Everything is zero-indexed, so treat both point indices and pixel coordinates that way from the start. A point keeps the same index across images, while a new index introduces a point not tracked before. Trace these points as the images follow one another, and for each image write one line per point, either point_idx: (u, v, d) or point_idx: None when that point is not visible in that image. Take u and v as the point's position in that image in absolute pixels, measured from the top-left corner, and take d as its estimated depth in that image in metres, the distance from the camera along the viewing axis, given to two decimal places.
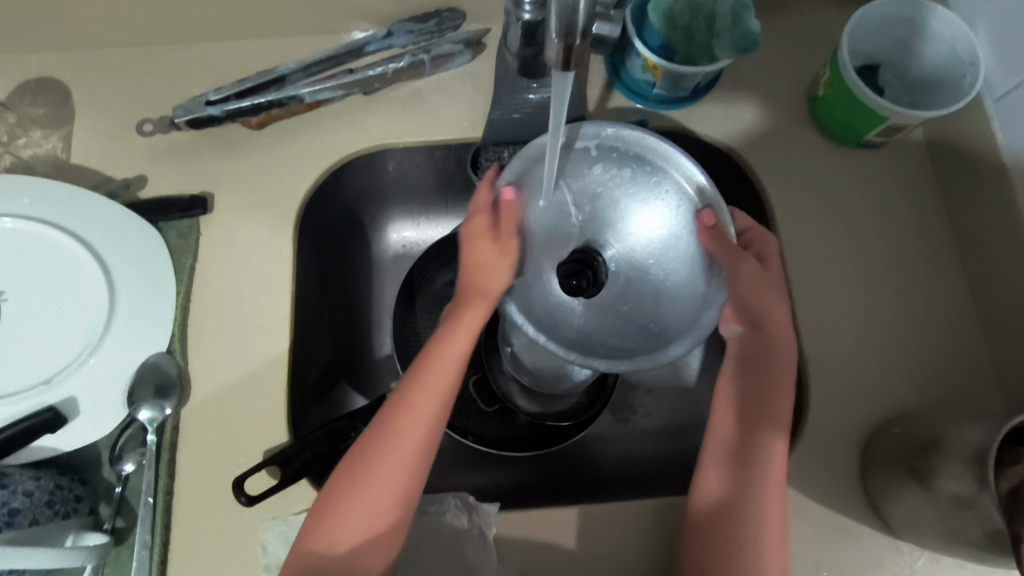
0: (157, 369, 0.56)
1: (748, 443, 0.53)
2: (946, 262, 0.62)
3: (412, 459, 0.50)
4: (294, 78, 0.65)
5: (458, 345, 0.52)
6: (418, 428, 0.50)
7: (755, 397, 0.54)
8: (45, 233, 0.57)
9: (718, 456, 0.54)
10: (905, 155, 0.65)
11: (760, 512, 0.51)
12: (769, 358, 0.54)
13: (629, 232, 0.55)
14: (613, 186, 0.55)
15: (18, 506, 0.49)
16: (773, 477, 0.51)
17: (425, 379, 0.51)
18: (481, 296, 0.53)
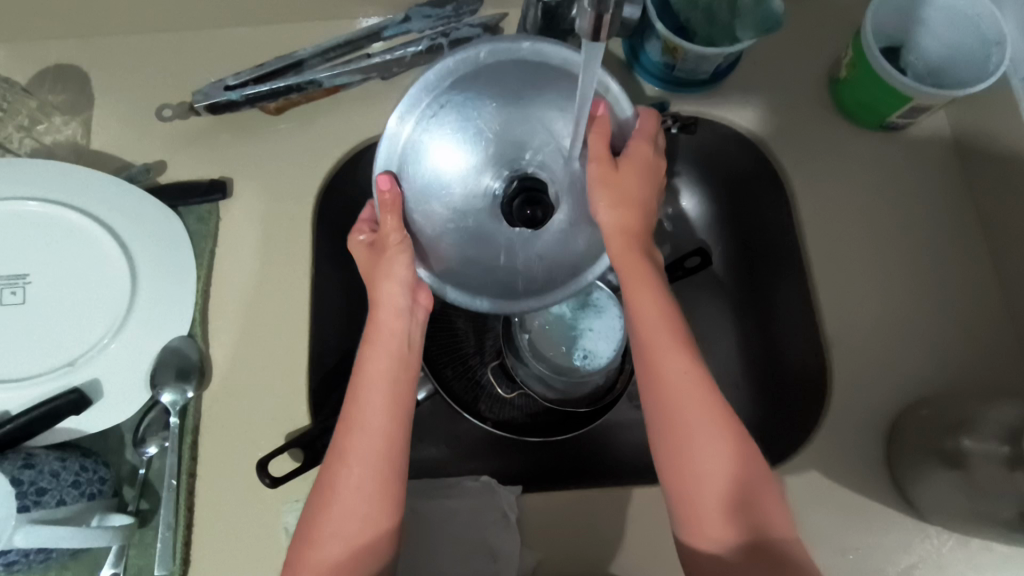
0: (179, 353, 0.56)
1: (702, 438, 0.45)
2: (971, 244, 0.61)
3: (384, 429, 0.48)
4: (312, 63, 0.65)
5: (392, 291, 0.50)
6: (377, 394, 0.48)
7: (680, 381, 0.46)
8: (67, 216, 0.57)
9: (690, 479, 0.45)
10: (928, 136, 0.64)
11: (722, 469, 0.45)
12: (649, 276, 0.49)
13: (481, 159, 0.51)
14: (467, 125, 0.50)
15: (46, 485, 0.48)
16: (711, 421, 0.45)
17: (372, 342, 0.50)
18: (394, 274, 0.49)
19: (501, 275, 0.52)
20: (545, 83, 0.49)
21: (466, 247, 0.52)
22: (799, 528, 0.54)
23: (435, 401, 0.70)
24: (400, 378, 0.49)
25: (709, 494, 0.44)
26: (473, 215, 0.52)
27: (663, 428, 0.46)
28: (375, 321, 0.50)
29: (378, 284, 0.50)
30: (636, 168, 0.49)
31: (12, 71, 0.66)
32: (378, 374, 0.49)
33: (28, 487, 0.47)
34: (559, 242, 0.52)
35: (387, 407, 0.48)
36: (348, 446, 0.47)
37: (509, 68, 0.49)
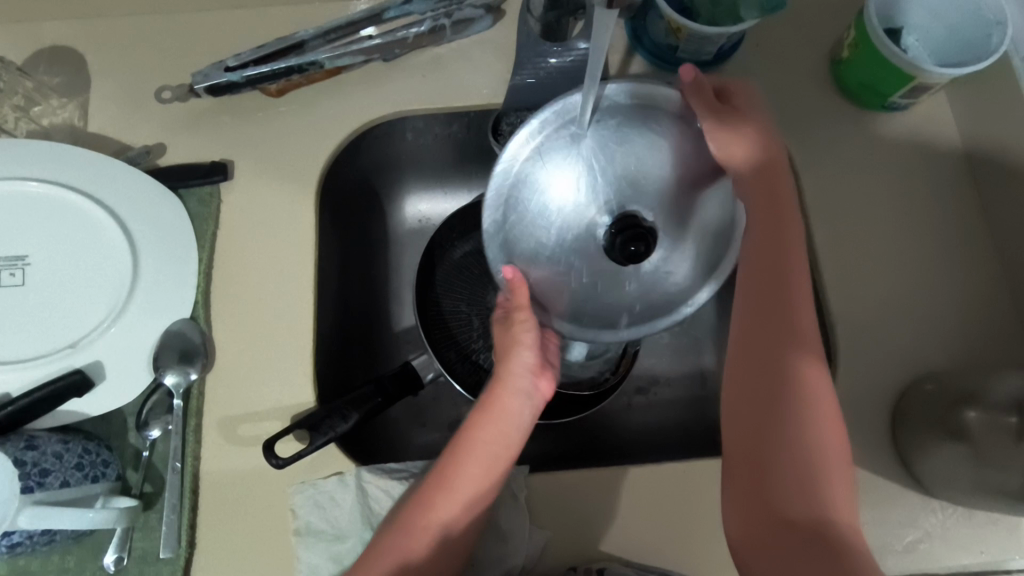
0: (182, 336, 0.56)
1: (781, 446, 0.47)
2: (972, 222, 0.62)
3: (473, 492, 0.49)
4: (313, 44, 0.63)
5: (523, 362, 0.51)
6: (479, 456, 0.50)
7: (786, 388, 0.48)
8: (67, 197, 0.56)
9: (786, 440, 0.47)
10: (930, 116, 0.65)
11: (823, 441, 0.47)
12: (783, 230, 0.52)
13: (587, 192, 0.50)
14: (562, 176, 0.50)
15: (49, 466, 0.48)
16: (828, 402, 0.47)
17: (492, 404, 0.51)
18: (523, 345, 0.51)
19: (608, 300, 0.49)
20: (648, 119, 0.51)
21: (571, 291, 0.49)
22: None
23: (439, 385, 0.69)
24: (502, 445, 0.51)
25: (762, 488, 0.46)
26: (585, 261, 0.50)
27: (761, 384, 0.49)
28: (498, 395, 0.52)
29: (512, 354, 0.51)
30: (744, 133, 0.52)
31: (7, 52, 0.65)
32: (484, 439, 0.50)
33: (31, 468, 0.47)
34: (693, 264, 0.49)
35: (480, 474, 0.50)
36: (451, 482, 0.49)
37: (608, 113, 0.50)
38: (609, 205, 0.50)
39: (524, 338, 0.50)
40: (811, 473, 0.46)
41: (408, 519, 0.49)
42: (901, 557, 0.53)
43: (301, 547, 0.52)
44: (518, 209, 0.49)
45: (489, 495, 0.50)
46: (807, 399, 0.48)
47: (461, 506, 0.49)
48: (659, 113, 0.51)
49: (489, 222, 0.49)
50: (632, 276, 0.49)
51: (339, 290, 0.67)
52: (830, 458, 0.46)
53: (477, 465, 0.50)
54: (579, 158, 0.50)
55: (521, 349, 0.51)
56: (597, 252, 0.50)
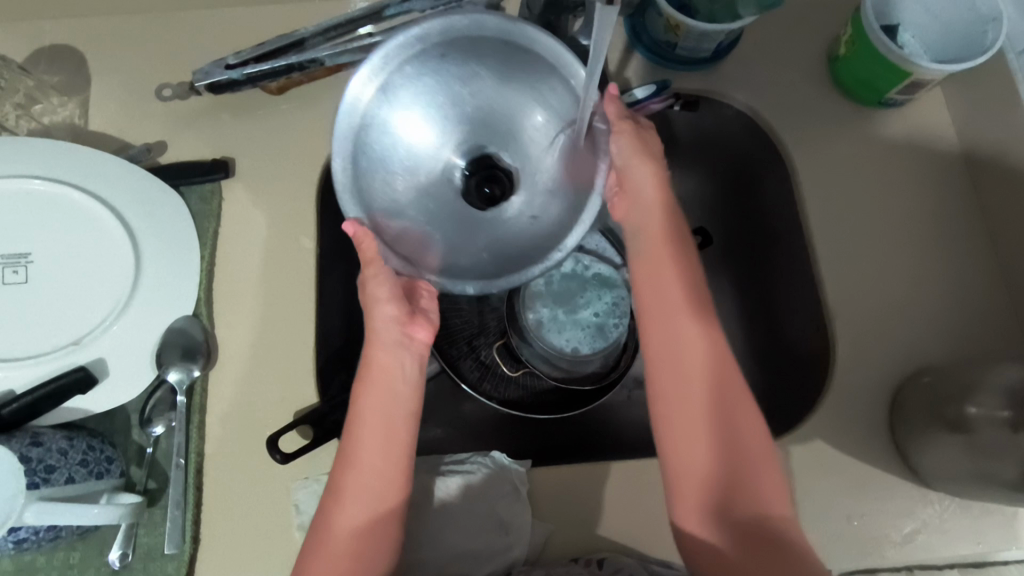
0: (185, 333, 0.56)
1: (700, 444, 0.48)
2: (968, 216, 0.62)
3: (374, 480, 0.49)
4: (313, 42, 0.63)
5: (382, 339, 0.51)
6: (358, 443, 0.49)
7: (708, 400, 0.48)
8: (69, 195, 0.56)
9: (719, 454, 0.47)
10: (926, 112, 0.65)
11: (750, 443, 0.48)
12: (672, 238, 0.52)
13: (441, 138, 0.54)
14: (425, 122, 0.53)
15: (54, 462, 0.48)
16: (742, 403, 0.49)
17: (360, 390, 0.50)
18: (378, 303, 0.51)
19: (457, 260, 0.52)
20: (490, 46, 0.50)
21: (433, 242, 0.53)
22: (803, 497, 0.55)
23: (440, 381, 0.70)
24: (386, 423, 0.50)
25: (718, 502, 0.47)
26: (439, 206, 0.54)
27: (681, 401, 0.48)
28: (370, 359, 0.51)
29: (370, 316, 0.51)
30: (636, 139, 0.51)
31: (7, 51, 0.65)
32: (376, 411, 0.50)
33: (36, 464, 0.47)
34: (525, 203, 0.53)
35: (382, 443, 0.49)
36: (351, 455, 0.49)
37: (470, 44, 0.50)
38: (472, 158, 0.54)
39: (379, 298, 0.50)
40: (751, 478, 0.47)
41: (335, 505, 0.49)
42: (899, 548, 0.54)
43: None
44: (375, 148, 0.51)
45: (399, 457, 0.50)
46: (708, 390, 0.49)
47: (378, 479, 0.49)
48: (511, 42, 0.49)
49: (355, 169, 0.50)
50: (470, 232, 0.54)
51: None
52: (749, 448, 0.48)
53: (371, 430, 0.50)
54: (426, 105, 0.52)
55: (382, 305, 0.50)
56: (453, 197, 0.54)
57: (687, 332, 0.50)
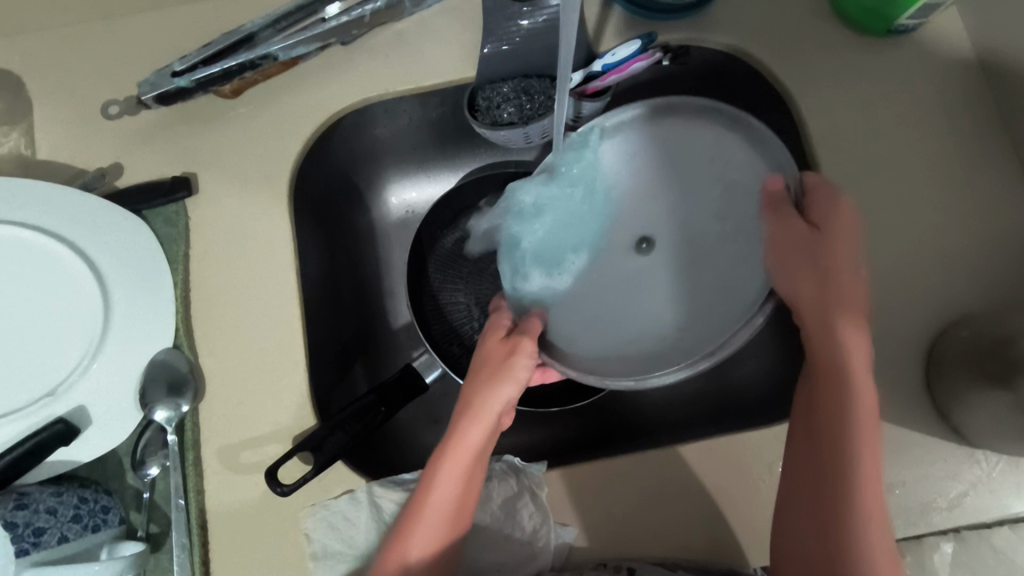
0: (167, 366, 0.53)
1: (820, 519, 0.44)
2: (996, 146, 0.57)
3: (440, 534, 0.46)
4: (264, 35, 0.57)
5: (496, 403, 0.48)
6: (444, 496, 0.46)
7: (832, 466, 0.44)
8: (22, 235, 0.52)
9: (848, 535, 0.42)
10: (938, 36, 0.59)
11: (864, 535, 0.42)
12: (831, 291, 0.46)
13: (603, 206, 0.53)
14: (647, 130, 0.52)
15: (43, 524, 0.46)
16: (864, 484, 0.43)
17: (458, 442, 0.47)
18: (502, 377, 0.47)
19: (563, 316, 0.52)
20: (709, 117, 0.50)
21: (554, 308, 0.52)
22: None
23: (447, 382, 0.66)
24: (468, 485, 0.47)
25: (828, 543, 0.43)
26: (601, 216, 0.53)
27: (807, 452, 0.45)
28: (466, 420, 0.47)
29: (480, 380, 0.48)
30: (808, 244, 0.46)
31: None
32: (455, 471, 0.47)
33: (24, 529, 0.45)
34: (671, 277, 0.52)
35: (451, 500, 0.47)
36: (416, 514, 0.46)
37: (675, 141, 0.51)
38: (656, 211, 0.52)
39: (512, 373, 0.47)
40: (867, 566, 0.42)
41: (404, 553, 0.46)
42: (946, 514, 0.51)
43: (321, 571, 0.50)
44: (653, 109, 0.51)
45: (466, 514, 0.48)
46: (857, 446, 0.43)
47: (449, 529, 0.47)
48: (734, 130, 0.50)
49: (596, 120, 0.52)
50: (589, 268, 0.53)
51: (328, 295, 0.64)
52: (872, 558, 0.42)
53: (451, 483, 0.47)
54: (603, 167, 0.52)
55: (507, 382, 0.47)
56: (616, 232, 0.53)
57: (824, 378, 0.45)
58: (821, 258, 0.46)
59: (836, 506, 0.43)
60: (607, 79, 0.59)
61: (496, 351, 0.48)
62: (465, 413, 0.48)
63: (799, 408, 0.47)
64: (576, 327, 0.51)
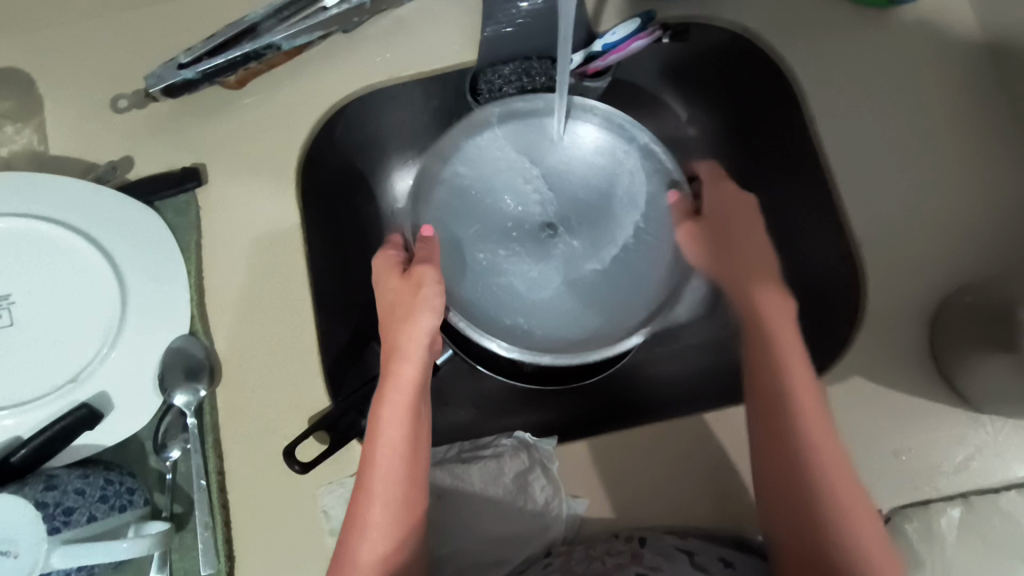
0: (184, 353, 0.54)
1: (797, 510, 0.46)
2: (997, 111, 0.57)
3: (398, 498, 0.47)
4: (267, 26, 0.57)
5: (415, 340, 0.50)
6: (389, 454, 0.48)
7: (791, 451, 0.47)
8: (38, 228, 0.54)
9: (824, 519, 0.45)
10: (938, 3, 0.59)
11: (845, 526, 0.44)
12: (756, 234, 0.55)
13: (517, 180, 0.63)
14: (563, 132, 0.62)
15: (72, 504, 0.47)
16: (832, 470, 0.45)
17: (384, 391, 0.49)
18: (421, 313, 0.51)
19: (467, 280, 0.61)
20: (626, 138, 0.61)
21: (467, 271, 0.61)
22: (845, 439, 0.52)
23: (455, 363, 0.68)
24: (412, 437, 0.48)
25: (809, 534, 0.45)
26: (512, 207, 0.63)
27: (762, 438, 0.48)
28: (393, 364, 0.50)
29: (392, 325, 0.51)
30: (742, 219, 0.55)
31: None
32: (393, 420, 0.48)
33: (54, 509, 0.46)
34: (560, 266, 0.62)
35: (402, 460, 0.48)
36: (367, 481, 0.47)
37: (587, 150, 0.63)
38: (561, 202, 0.63)
39: (427, 307, 0.51)
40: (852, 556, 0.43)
41: (363, 519, 0.47)
42: (952, 477, 0.51)
43: None
44: (466, 142, 0.61)
45: (414, 467, 0.48)
46: (809, 431, 0.47)
47: (404, 487, 0.47)
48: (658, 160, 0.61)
49: (451, 133, 0.61)
50: (503, 254, 0.62)
51: (337, 283, 0.64)
52: (859, 541, 0.44)
53: (387, 440, 0.48)
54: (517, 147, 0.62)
55: (425, 314, 0.51)
56: (526, 221, 0.63)
57: (766, 364, 0.49)
58: (736, 244, 0.55)
59: (806, 498, 0.46)
60: (608, 58, 0.60)
61: (401, 292, 0.52)
62: (390, 354, 0.51)
63: (755, 401, 0.49)
64: (476, 295, 0.61)
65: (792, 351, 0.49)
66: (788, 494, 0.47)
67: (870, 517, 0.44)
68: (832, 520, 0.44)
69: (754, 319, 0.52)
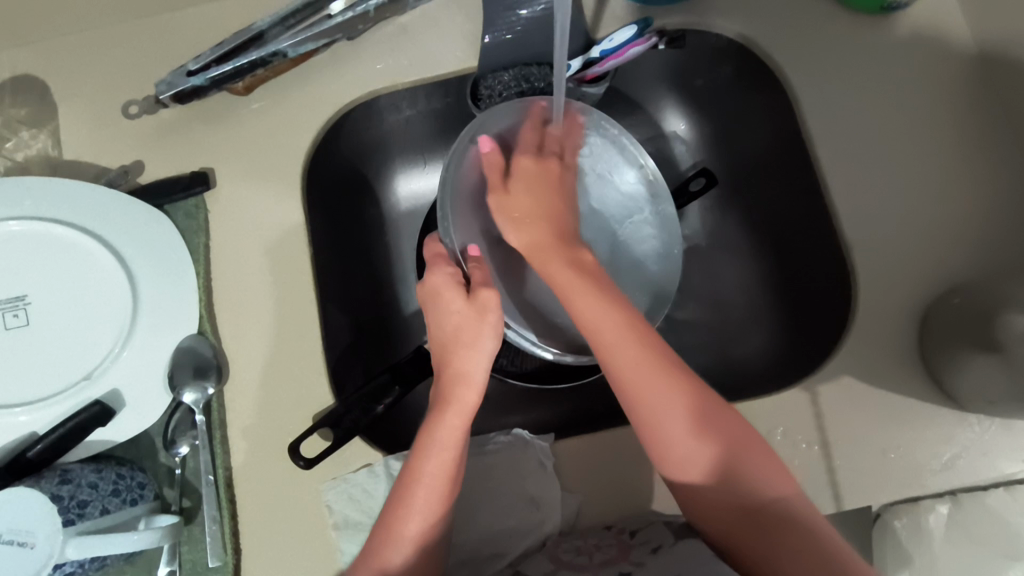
0: (193, 352, 0.56)
1: (716, 490, 0.45)
2: (988, 118, 0.58)
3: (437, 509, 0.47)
4: (274, 33, 0.59)
5: (479, 365, 0.50)
6: (439, 469, 0.48)
7: (687, 428, 0.45)
8: (53, 230, 0.56)
9: (742, 488, 0.45)
10: (931, 12, 0.60)
11: (757, 483, 0.45)
12: (544, 185, 0.52)
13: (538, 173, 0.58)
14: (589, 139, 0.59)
15: (86, 497, 0.49)
16: (723, 437, 0.45)
17: (442, 410, 0.49)
18: (483, 336, 0.50)
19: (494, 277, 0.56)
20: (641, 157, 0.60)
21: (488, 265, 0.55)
22: (836, 439, 0.54)
23: None
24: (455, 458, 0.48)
25: (738, 512, 0.45)
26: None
27: (656, 431, 0.46)
28: (453, 387, 0.49)
29: (456, 353, 0.50)
30: (540, 174, 0.53)
31: None
32: (446, 440, 0.48)
33: (69, 501, 0.48)
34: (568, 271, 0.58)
35: (444, 475, 0.48)
36: (408, 495, 0.47)
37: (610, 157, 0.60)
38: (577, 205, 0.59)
39: (489, 336, 0.50)
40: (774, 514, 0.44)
41: (398, 530, 0.47)
42: (941, 476, 0.52)
43: (343, 540, 0.53)
44: (486, 134, 0.57)
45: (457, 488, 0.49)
46: (677, 412, 0.45)
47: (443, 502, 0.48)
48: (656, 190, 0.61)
49: (470, 124, 0.56)
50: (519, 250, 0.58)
51: (343, 284, 0.66)
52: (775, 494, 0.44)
53: (441, 464, 0.48)
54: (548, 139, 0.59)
55: (488, 338, 0.50)
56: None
57: (627, 346, 0.46)
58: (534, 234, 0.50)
59: (716, 476, 0.45)
60: (604, 65, 0.61)
61: (470, 318, 0.50)
62: (451, 378, 0.50)
63: (630, 398, 0.46)
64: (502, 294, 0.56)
65: (589, 309, 0.47)
66: (702, 479, 0.45)
67: (767, 467, 0.45)
68: (748, 483, 0.45)
69: (601, 287, 0.48)
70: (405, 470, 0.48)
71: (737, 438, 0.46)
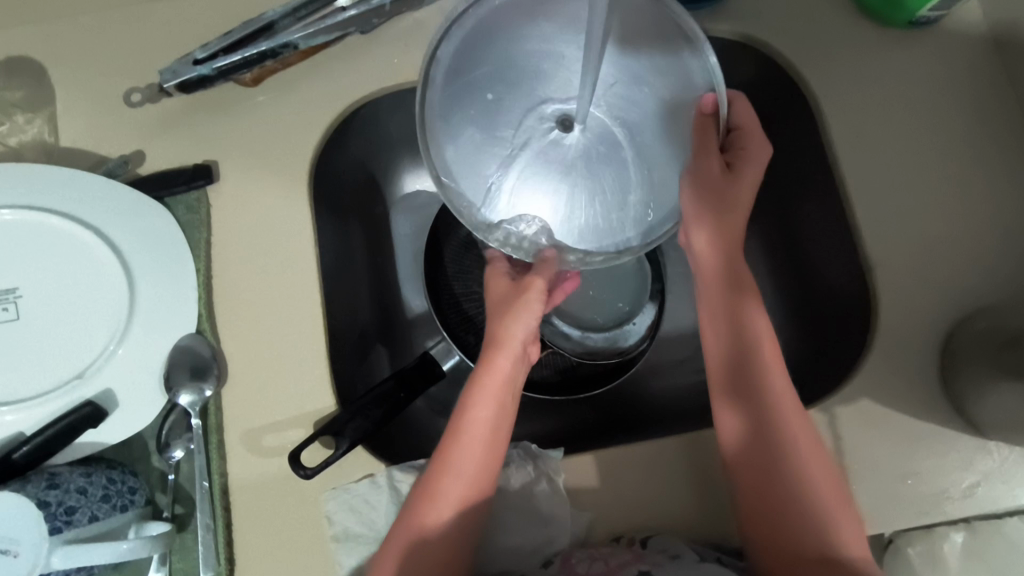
0: (191, 351, 0.54)
1: (771, 498, 0.47)
2: (1015, 138, 0.57)
3: (469, 486, 0.48)
4: (284, 24, 0.57)
5: (519, 329, 0.51)
6: (478, 448, 0.48)
7: (770, 420, 0.48)
8: (48, 220, 0.53)
9: (804, 502, 0.46)
10: (958, 30, 0.59)
11: (817, 500, 0.46)
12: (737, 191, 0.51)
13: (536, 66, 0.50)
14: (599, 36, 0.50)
15: (75, 503, 0.47)
16: (807, 453, 0.47)
17: (482, 380, 0.50)
18: (525, 313, 0.50)
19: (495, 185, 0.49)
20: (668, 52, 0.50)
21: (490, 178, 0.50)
22: (853, 461, 0.52)
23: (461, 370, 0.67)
24: (492, 434, 0.49)
25: (789, 521, 0.46)
26: (513, 104, 0.50)
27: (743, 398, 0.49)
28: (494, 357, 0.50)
29: (501, 320, 0.51)
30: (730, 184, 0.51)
31: None
32: (483, 412, 0.49)
33: (57, 508, 0.46)
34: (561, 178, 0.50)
35: (481, 448, 0.49)
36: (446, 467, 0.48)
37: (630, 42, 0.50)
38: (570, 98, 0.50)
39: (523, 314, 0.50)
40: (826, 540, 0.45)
41: (435, 497, 0.48)
42: (959, 504, 0.51)
43: (342, 552, 0.51)
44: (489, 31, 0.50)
45: (497, 453, 0.49)
46: (779, 409, 0.48)
47: (478, 479, 0.48)
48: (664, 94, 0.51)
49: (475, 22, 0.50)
50: (496, 158, 0.50)
51: (349, 284, 0.64)
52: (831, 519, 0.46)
53: (488, 423, 0.49)
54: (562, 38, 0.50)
55: (526, 314, 0.50)
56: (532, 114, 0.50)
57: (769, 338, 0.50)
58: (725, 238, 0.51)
59: (782, 490, 0.47)
60: None
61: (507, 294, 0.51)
62: (490, 343, 0.51)
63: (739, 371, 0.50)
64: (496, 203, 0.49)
65: (708, 322, 0.52)
66: (768, 486, 0.47)
67: (834, 489, 0.47)
68: (807, 501, 0.46)
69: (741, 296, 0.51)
70: (451, 427, 0.49)
71: (800, 445, 0.47)
